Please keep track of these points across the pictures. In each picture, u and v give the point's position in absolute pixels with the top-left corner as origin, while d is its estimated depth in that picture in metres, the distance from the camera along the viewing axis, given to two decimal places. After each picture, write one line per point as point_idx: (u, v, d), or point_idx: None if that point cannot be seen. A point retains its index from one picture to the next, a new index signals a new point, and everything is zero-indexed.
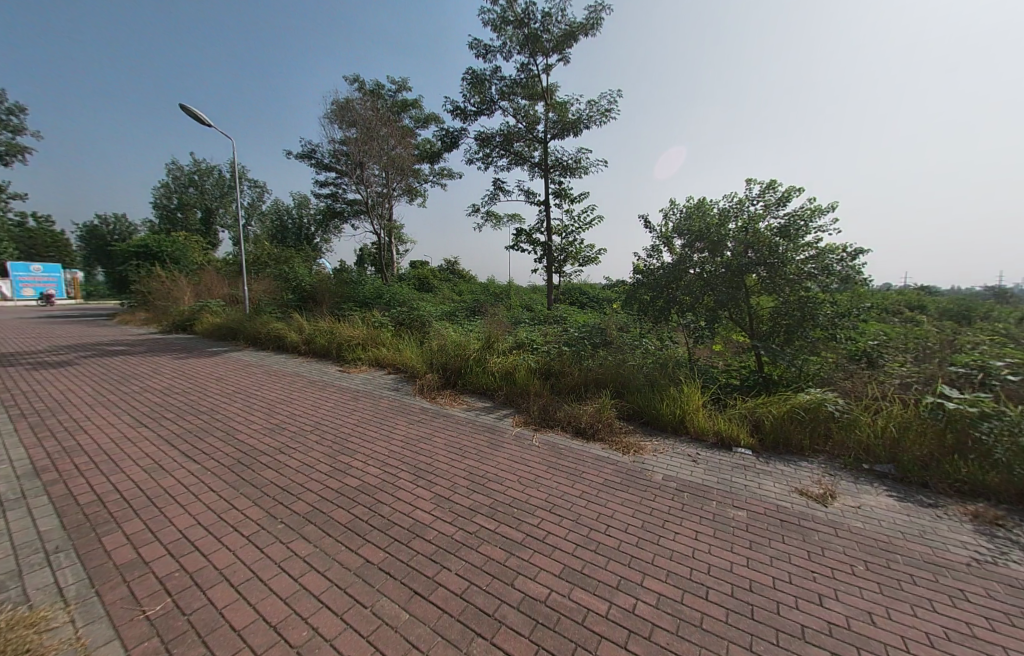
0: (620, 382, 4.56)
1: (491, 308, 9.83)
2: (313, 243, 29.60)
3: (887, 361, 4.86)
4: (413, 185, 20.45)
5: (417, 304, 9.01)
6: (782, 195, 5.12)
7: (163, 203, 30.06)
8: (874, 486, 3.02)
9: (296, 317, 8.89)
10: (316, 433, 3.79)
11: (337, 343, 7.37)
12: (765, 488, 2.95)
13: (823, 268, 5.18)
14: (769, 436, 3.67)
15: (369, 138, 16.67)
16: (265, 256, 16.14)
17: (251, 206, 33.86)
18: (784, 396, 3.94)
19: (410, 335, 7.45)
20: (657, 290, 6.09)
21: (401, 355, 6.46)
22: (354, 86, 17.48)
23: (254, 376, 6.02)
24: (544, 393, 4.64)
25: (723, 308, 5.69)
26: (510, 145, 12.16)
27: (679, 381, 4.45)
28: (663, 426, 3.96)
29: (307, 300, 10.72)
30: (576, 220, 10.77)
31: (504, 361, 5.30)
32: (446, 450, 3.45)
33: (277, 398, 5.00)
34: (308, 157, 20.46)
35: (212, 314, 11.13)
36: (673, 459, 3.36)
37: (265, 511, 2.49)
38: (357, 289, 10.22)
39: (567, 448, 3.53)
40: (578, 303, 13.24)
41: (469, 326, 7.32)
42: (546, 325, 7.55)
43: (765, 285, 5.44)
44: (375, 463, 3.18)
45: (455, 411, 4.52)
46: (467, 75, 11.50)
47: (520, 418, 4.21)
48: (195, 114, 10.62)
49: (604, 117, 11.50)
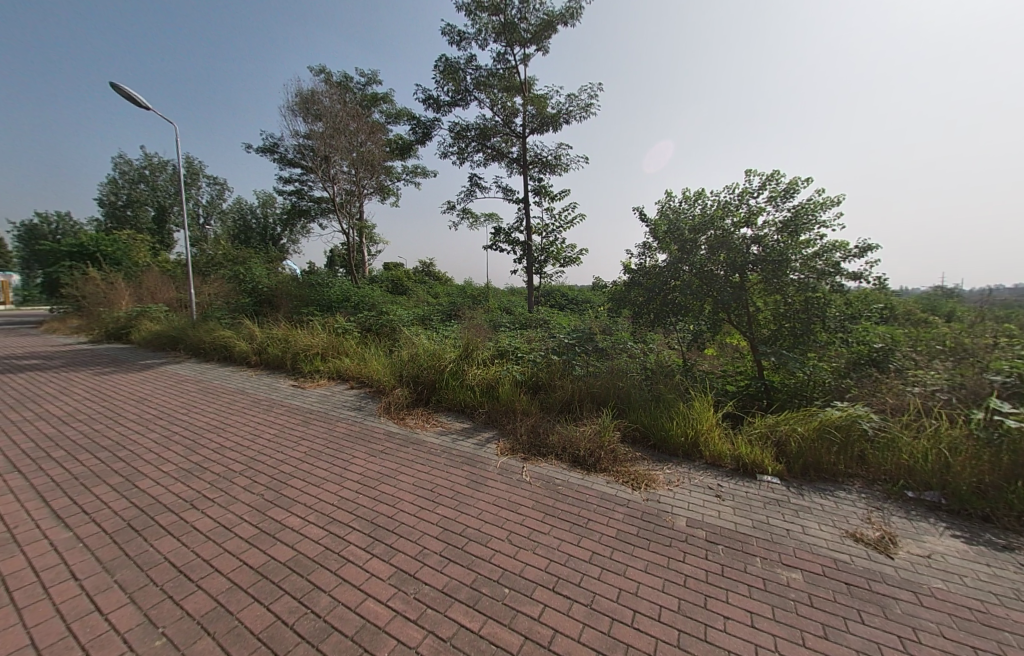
0: (619, 397, 3.96)
1: (469, 311, 9.15)
2: (277, 244, 27.94)
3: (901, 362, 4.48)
4: (384, 183, 19.47)
5: (387, 308, 8.20)
6: (785, 186, 4.70)
7: (108, 201, 27.65)
8: (932, 524, 2.53)
9: (248, 323, 7.90)
10: (246, 475, 2.98)
11: (293, 353, 6.47)
12: (811, 533, 2.40)
13: (827, 268, 4.75)
14: (796, 460, 3.14)
15: (335, 131, 15.61)
16: (220, 257, 14.81)
17: (209, 204, 31.72)
18: (809, 411, 3.43)
19: (378, 343, 6.64)
20: (651, 291, 5.56)
21: (365, 366, 5.66)
22: (319, 76, 16.39)
23: (187, 396, 5.09)
24: (532, 411, 4.00)
25: (723, 310, 5.21)
26: (485, 140, 11.51)
27: (686, 394, 3.90)
28: (674, 450, 3.36)
29: (263, 305, 9.65)
30: (557, 219, 10.22)
31: (485, 373, 4.61)
32: (414, 493, 2.73)
33: (208, 424, 4.10)
34: (270, 152, 19.17)
35: (153, 321, 9.90)
36: (694, 496, 2.77)
37: (140, 617, 1.70)
38: (320, 293, 9.29)
39: (565, 485, 2.87)
40: (560, 306, 12.67)
41: (444, 332, 6.61)
42: (529, 331, 6.94)
43: (768, 285, 4.98)
44: (320, 516, 2.43)
45: (427, 435, 3.79)
46: (440, 63, 10.81)
47: (506, 443, 3.54)
48: (130, 94, 9.43)
49: (584, 112, 11.04)
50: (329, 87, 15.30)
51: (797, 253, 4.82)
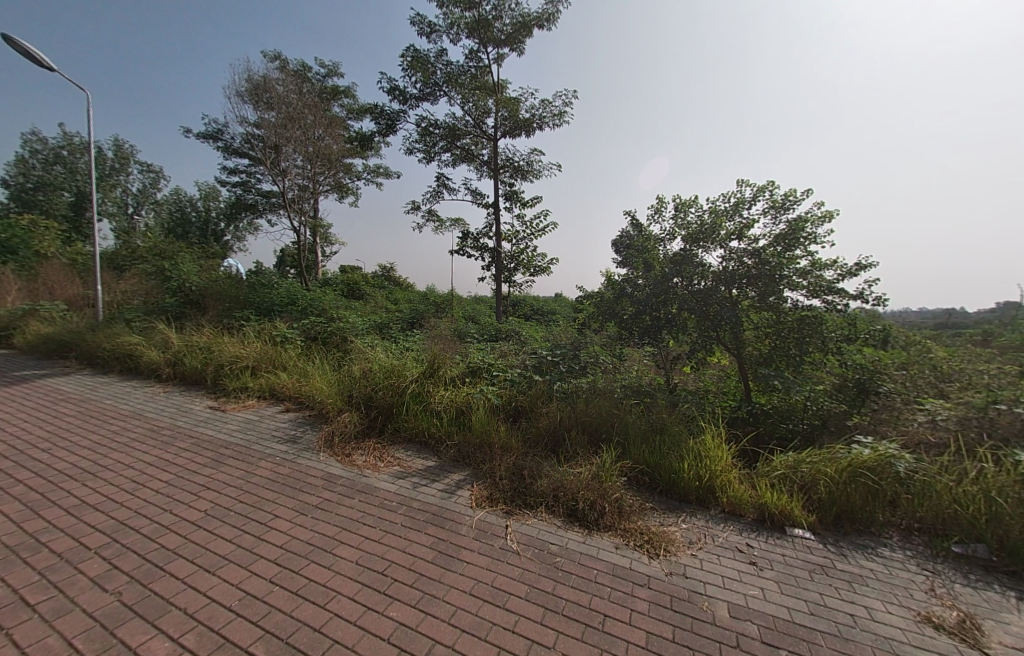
0: (615, 428, 3.34)
1: (433, 320, 8.34)
2: (220, 240, 25.45)
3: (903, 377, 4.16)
4: (342, 180, 18.23)
5: (338, 314, 7.21)
6: (782, 197, 4.35)
7: (14, 182, 23.88)
8: (1003, 595, 2.11)
9: (164, 328, 6.60)
10: (104, 556, 2.02)
11: (216, 366, 5.35)
12: (885, 623, 1.87)
13: (826, 287, 4.39)
14: (828, 508, 2.67)
15: (290, 121, 14.27)
16: (144, 250, 12.92)
17: (140, 192, 28.49)
18: (832, 448, 2.98)
19: (324, 356, 5.67)
20: (639, 304, 5.06)
21: (306, 384, 4.70)
22: (272, 61, 15.02)
23: (59, 424, 3.89)
24: (512, 443, 3.29)
25: (715, 327, 4.82)
26: (454, 140, 10.83)
27: (691, 424, 3.35)
28: (686, 497, 2.79)
29: (188, 307, 8.25)
30: (529, 226, 9.71)
31: (454, 396, 3.87)
32: (358, 576, 1.92)
33: (75, 465, 3.02)
34: (212, 138, 17.34)
35: (43, 322, 8.17)
36: (725, 567, 2.18)
37: None
38: (260, 295, 8.11)
39: (565, 553, 2.18)
40: (528, 316, 12.09)
41: (404, 344, 5.77)
42: (499, 344, 6.27)
43: (762, 302, 4.61)
44: (207, 634, 1.58)
45: (379, 478, 2.97)
46: (407, 54, 10.08)
47: (482, 490, 2.80)
48: (27, 51, 7.82)
49: (557, 120, 10.69)
50: (284, 74, 14.01)
51: (793, 269, 4.47)
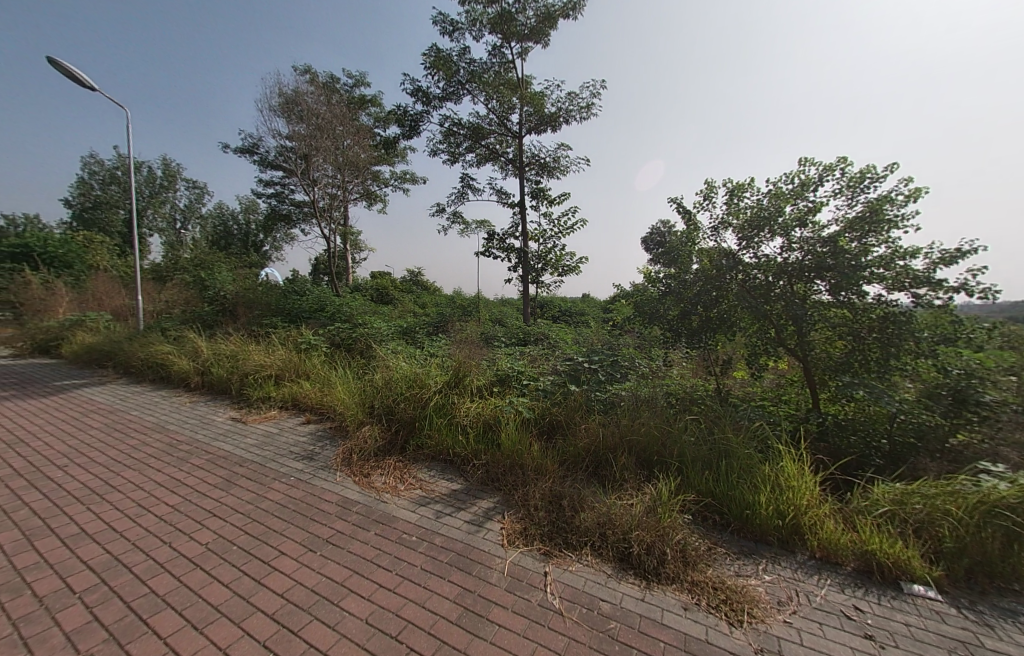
0: (668, 449, 2.86)
1: (459, 324, 8.07)
2: (258, 250, 26.48)
3: (1020, 379, 3.38)
4: (370, 187, 18.46)
5: (363, 320, 7.06)
6: (858, 173, 3.71)
7: (76, 201, 25.79)
8: None
9: (196, 336, 6.65)
10: (86, 603, 1.79)
11: (241, 375, 5.25)
12: None
13: (916, 277, 3.69)
14: (957, 559, 2.08)
15: (318, 131, 14.51)
16: (185, 262, 13.43)
17: (187, 207, 30.17)
18: (952, 479, 2.38)
19: (348, 363, 5.47)
20: (685, 303, 4.53)
21: (328, 393, 4.49)
22: (302, 73, 15.37)
23: (82, 437, 3.83)
24: (547, 465, 2.88)
25: (776, 328, 4.22)
26: (478, 140, 10.58)
27: (762, 444, 2.82)
28: (764, 538, 2.29)
29: (222, 315, 8.36)
30: (556, 224, 9.27)
31: (481, 409, 3.49)
32: (364, 645, 1.56)
33: (86, 486, 2.87)
34: (248, 153, 17.98)
35: (90, 333, 8.50)
36: (833, 641, 1.68)
37: None
38: (289, 302, 8.12)
39: (619, 616, 1.74)
40: (557, 318, 11.62)
41: (429, 350, 5.49)
42: (528, 348, 5.89)
43: (833, 297, 3.99)
44: None
45: (397, 505, 2.64)
46: (429, 54, 9.90)
47: (515, 524, 2.41)
48: (73, 74, 8.20)
49: (585, 112, 10.20)
50: (312, 85, 14.26)
51: (873, 257, 3.79)
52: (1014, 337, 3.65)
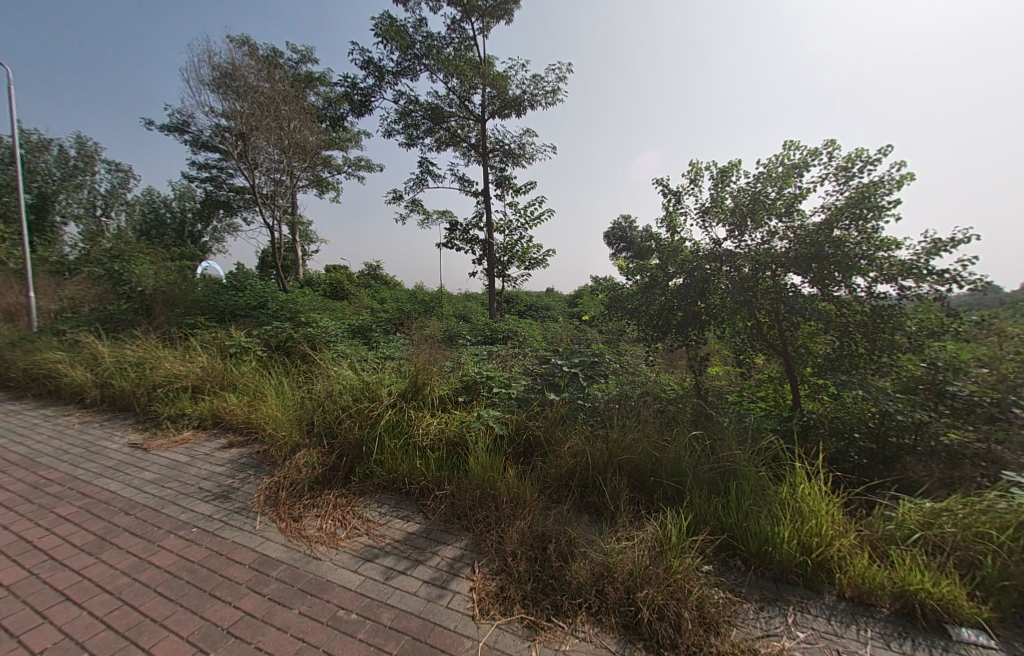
0: (667, 470, 2.45)
1: (419, 321, 7.39)
2: (195, 241, 24.02)
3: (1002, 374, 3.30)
4: (321, 174, 17.07)
5: (308, 318, 6.21)
6: (848, 157, 3.48)
7: None
8: None
9: (98, 340, 5.55)
10: None
11: (149, 388, 4.35)
12: None
13: (905, 268, 3.50)
14: (1004, 595, 1.79)
15: (257, 109, 13.05)
16: (97, 252, 11.65)
17: (109, 192, 26.74)
18: (978, 497, 2.14)
19: (286, 370, 4.70)
20: (667, 297, 4.16)
21: (257, 408, 3.74)
22: (237, 44, 13.75)
23: None
24: (525, 495, 2.37)
25: (762, 323, 3.94)
26: (437, 122, 9.81)
27: (770, 461, 2.48)
28: (785, 576, 1.94)
29: (137, 314, 7.16)
30: (522, 214, 8.74)
31: (444, 425, 2.92)
32: None
33: None
34: (176, 130, 15.98)
35: None
36: None
37: None
38: (221, 300, 7.09)
39: None
40: (524, 313, 11.17)
41: (383, 352, 4.81)
42: (496, 348, 5.36)
43: (821, 290, 3.74)
44: None
45: (336, 561, 2.04)
46: (381, 24, 8.98)
47: (489, 581, 1.89)
48: None
49: (550, 97, 9.70)
50: (250, 56, 12.76)
51: (861, 247, 3.58)
52: (994, 329, 3.56)
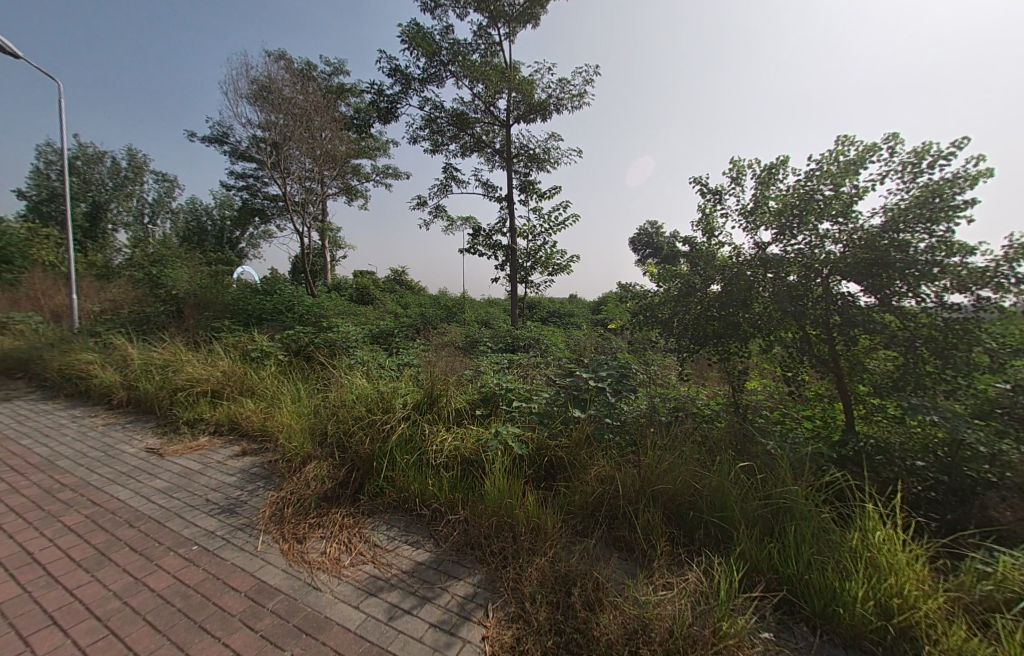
0: (710, 505, 2.16)
1: (440, 327, 7.26)
2: (232, 247, 25.03)
3: None
4: (349, 181, 17.44)
5: (329, 322, 6.18)
6: (914, 152, 3.10)
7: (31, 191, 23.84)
8: None
9: (129, 342, 5.67)
10: None
11: (171, 391, 4.36)
12: None
13: (983, 275, 3.07)
14: None
15: (290, 119, 13.44)
16: (139, 257, 12.21)
17: (155, 201, 28.31)
18: None
19: (304, 375, 4.63)
20: (702, 306, 3.84)
21: (271, 416, 3.65)
22: (273, 58, 14.28)
23: None
24: (545, 526, 2.13)
25: (811, 336, 3.56)
26: (462, 128, 9.77)
27: (830, 498, 2.14)
28: (858, 644, 1.62)
29: (170, 317, 7.35)
30: (546, 219, 8.53)
31: (458, 442, 2.72)
32: None
33: None
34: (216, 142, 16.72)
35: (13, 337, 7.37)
36: None
37: None
38: (247, 304, 7.18)
39: None
40: (547, 319, 10.92)
41: (401, 359, 4.68)
42: (518, 356, 5.14)
43: (881, 300, 3.34)
44: None
45: (336, 594, 1.86)
46: (408, 32, 9.05)
47: (505, 631, 1.65)
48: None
49: (577, 100, 9.49)
50: (284, 69, 13.19)
51: (930, 251, 3.17)
52: None
